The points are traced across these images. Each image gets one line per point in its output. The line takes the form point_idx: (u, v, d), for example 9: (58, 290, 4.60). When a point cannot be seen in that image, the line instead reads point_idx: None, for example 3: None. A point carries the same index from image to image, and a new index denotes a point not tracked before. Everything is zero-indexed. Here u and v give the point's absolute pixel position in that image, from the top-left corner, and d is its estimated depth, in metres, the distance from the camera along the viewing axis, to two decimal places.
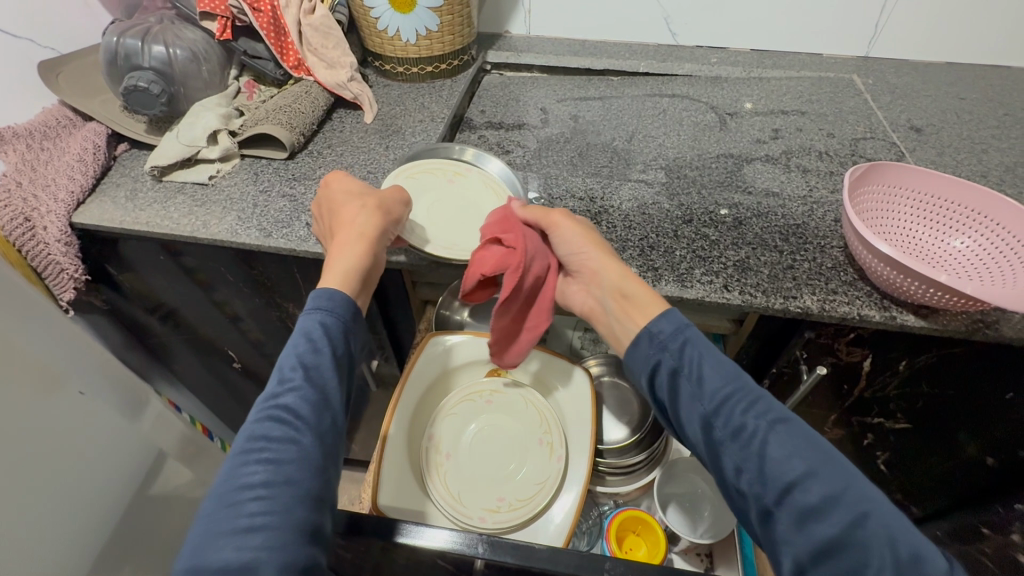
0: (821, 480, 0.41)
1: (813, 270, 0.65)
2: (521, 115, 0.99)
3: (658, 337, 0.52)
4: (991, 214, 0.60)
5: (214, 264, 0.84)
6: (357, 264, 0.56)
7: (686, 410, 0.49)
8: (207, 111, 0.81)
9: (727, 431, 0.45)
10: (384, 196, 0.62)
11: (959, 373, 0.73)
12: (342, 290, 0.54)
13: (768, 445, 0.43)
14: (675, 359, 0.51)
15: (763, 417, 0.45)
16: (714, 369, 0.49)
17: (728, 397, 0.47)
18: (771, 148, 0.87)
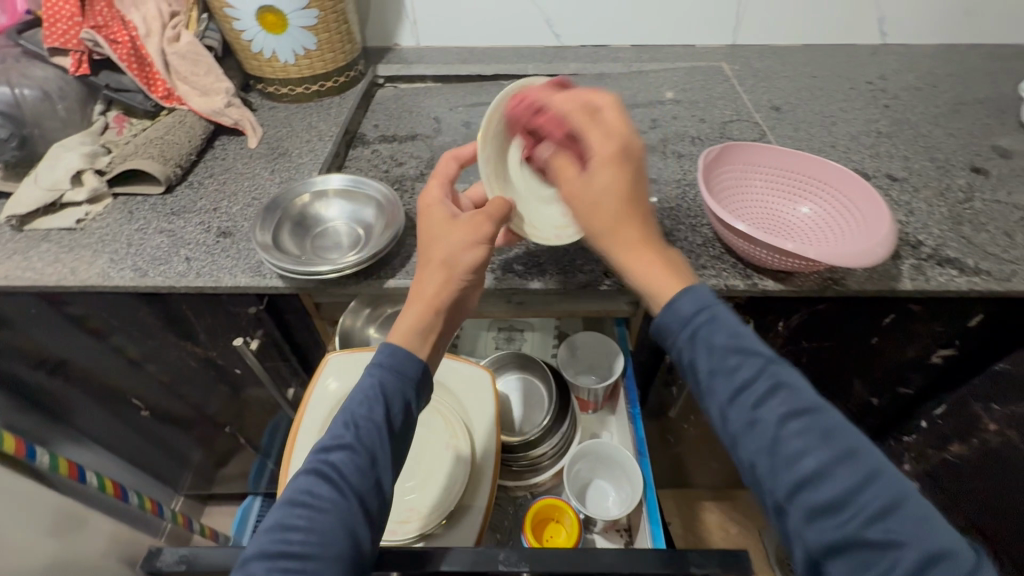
0: (842, 481, 0.35)
1: (684, 249, 0.70)
2: (415, 126, 0.99)
3: (671, 312, 0.41)
4: (835, 184, 0.67)
5: (97, 311, 0.79)
6: (421, 315, 0.50)
7: (703, 395, 0.41)
8: (68, 151, 0.76)
9: (741, 424, 0.38)
10: (463, 223, 0.53)
11: (831, 327, 0.79)
12: (400, 349, 0.49)
13: (785, 441, 0.36)
14: (684, 344, 0.41)
15: (784, 406, 0.37)
16: (732, 351, 0.39)
17: (744, 386, 0.38)
18: (650, 137, 0.91)
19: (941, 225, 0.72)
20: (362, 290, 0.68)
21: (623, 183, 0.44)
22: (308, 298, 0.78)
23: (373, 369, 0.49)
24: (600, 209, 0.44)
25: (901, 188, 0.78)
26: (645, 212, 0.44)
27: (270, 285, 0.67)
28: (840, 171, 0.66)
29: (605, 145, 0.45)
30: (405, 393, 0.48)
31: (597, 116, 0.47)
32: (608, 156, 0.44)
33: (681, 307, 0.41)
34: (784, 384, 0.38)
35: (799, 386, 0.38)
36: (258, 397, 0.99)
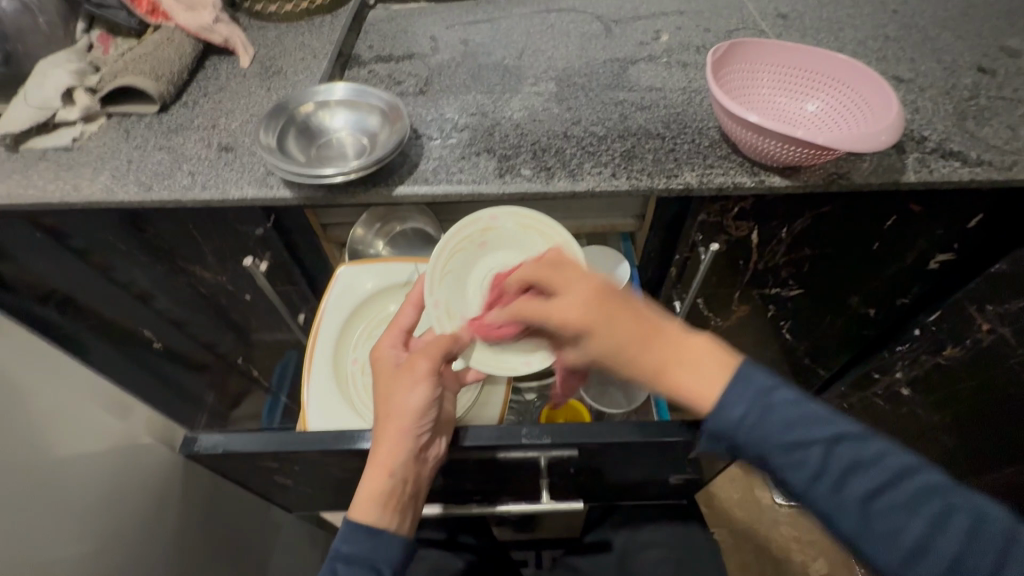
0: (946, 531, 0.40)
1: (691, 150, 0.71)
2: (410, 45, 0.92)
3: (740, 405, 0.44)
4: (852, 85, 0.67)
5: (102, 239, 0.78)
6: (375, 487, 0.51)
7: (784, 478, 0.44)
8: (56, 68, 0.74)
9: (829, 507, 0.42)
10: (407, 376, 0.54)
11: (833, 233, 0.80)
12: (361, 526, 0.51)
13: (876, 514, 0.41)
14: (742, 439, 0.44)
15: (867, 482, 0.41)
16: (797, 435, 0.43)
17: (819, 474, 0.42)
18: (654, 48, 0.88)
19: (946, 121, 0.72)
20: (370, 198, 0.68)
21: (618, 324, 0.47)
22: (315, 217, 0.84)
23: (333, 558, 0.51)
24: (608, 325, 0.47)
25: (908, 88, 0.77)
26: (653, 334, 0.47)
27: (278, 196, 0.67)
28: (859, 70, 0.66)
29: (575, 304, 0.48)
30: (376, 556, 0.51)
31: (559, 277, 0.52)
32: (575, 325, 0.48)
33: (729, 411, 0.44)
34: (869, 453, 0.42)
35: (867, 447, 0.42)
36: (266, 327, 1.00)
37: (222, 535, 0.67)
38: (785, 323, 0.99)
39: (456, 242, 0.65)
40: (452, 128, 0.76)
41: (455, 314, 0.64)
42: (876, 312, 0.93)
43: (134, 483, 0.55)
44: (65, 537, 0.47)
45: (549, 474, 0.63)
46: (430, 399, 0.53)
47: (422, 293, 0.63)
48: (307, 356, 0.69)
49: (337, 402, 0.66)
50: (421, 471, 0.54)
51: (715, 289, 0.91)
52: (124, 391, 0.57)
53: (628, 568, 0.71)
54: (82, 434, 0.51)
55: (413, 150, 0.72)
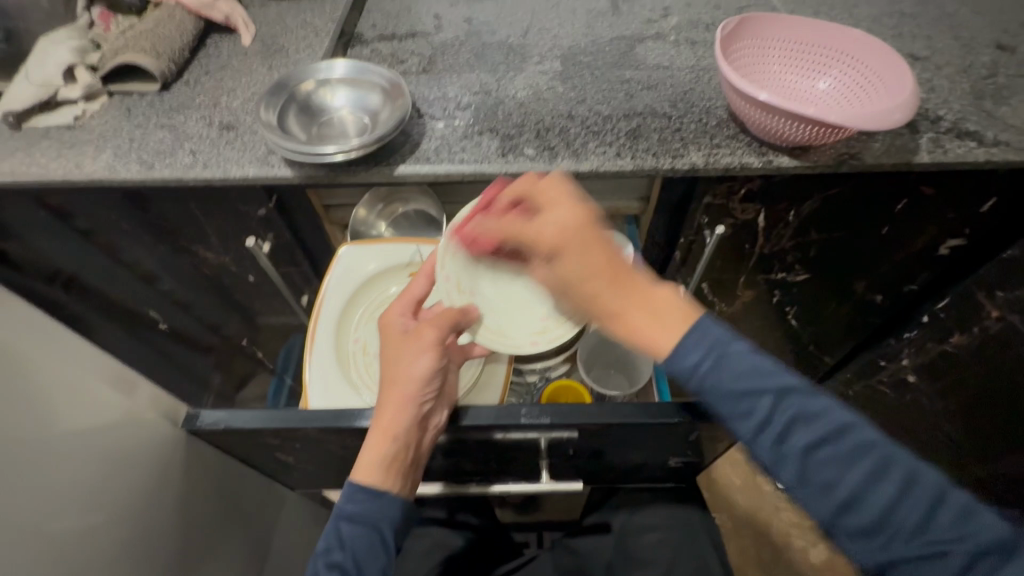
0: (883, 485, 0.39)
1: (698, 129, 0.69)
2: (414, 23, 0.90)
3: (689, 346, 0.43)
4: (867, 61, 0.66)
5: (107, 220, 0.78)
6: (380, 450, 0.51)
7: (731, 427, 0.44)
8: (56, 45, 0.74)
9: (770, 456, 0.42)
10: (416, 345, 0.55)
11: (842, 216, 0.79)
12: (366, 489, 0.51)
13: (815, 466, 0.40)
14: (697, 386, 0.44)
15: (811, 434, 0.40)
16: (749, 385, 0.42)
17: (764, 425, 0.42)
18: (662, 26, 0.86)
19: (962, 100, 0.70)
20: (372, 177, 0.68)
21: (587, 257, 0.46)
22: (317, 198, 0.85)
23: (337, 518, 0.52)
24: (590, 253, 0.47)
25: (924, 66, 0.75)
26: (620, 274, 0.46)
27: (279, 175, 0.67)
28: (874, 45, 0.65)
29: (563, 223, 0.48)
30: (379, 519, 0.52)
31: (553, 195, 0.50)
32: (550, 243, 0.48)
33: (680, 358, 0.43)
34: (816, 406, 0.41)
35: (812, 401, 0.42)
36: (270, 309, 1.00)
37: (226, 510, 0.68)
38: (791, 309, 0.98)
39: (467, 218, 0.65)
40: (455, 107, 0.75)
41: (466, 289, 0.64)
42: (885, 297, 0.92)
43: (139, 461, 0.55)
44: (73, 511, 0.48)
45: (551, 455, 0.63)
46: (435, 365, 0.55)
47: (433, 266, 0.63)
48: (310, 336, 0.69)
49: (339, 382, 0.67)
50: (426, 439, 0.54)
51: (720, 274, 0.90)
52: (126, 367, 0.57)
53: (627, 548, 0.71)
54: (86, 412, 0.51)
55: (415, 129, 0.72)
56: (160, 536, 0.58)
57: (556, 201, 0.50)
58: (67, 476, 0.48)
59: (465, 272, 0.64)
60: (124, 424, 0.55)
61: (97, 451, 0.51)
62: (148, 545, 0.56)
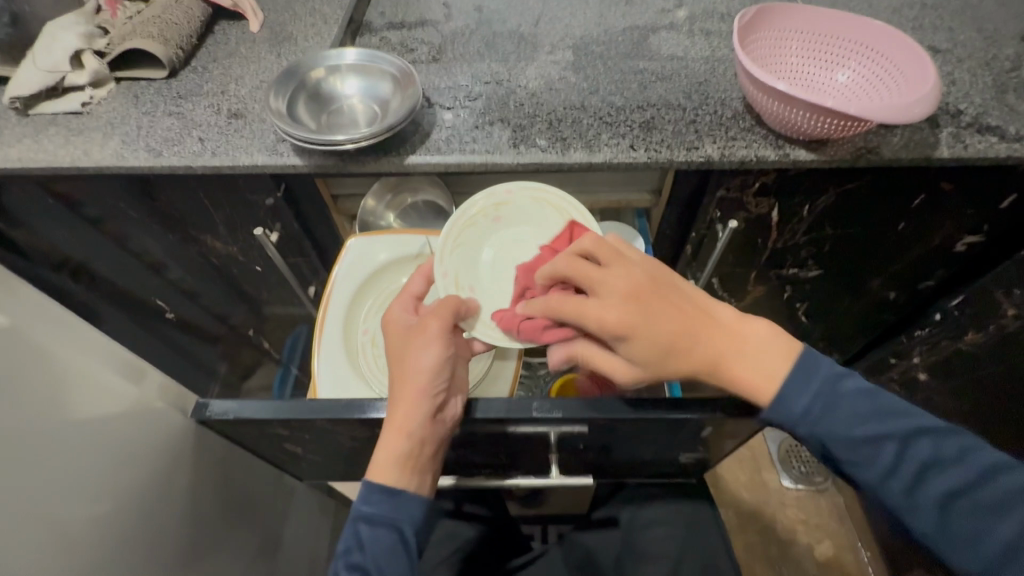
0: (1021, 528, 0.43)
1: (714, 121, 0.68)
2: (423, 11, 0.89)
3: (804, 405, 0.48)
4: (887, 52, 0.64)
5: (115, 208, 0.78)
6: (394, 447, 0.51)
7: (854, 473, 0.48)
8: (63, 30, 0.73)
9: (903, 502, 0.46)
10: (423, 340, 0.54)
11: (857, 212, 0.78)
12: (380, 487, 0.51)
13: (954, 511, 0.45)
14: (811, 430, 0.48)
15: (947, 479, 0.45)
16: (868, 431, 0.46)
17: (892, 468, 0.46)
18: (676, 16, 0.84)
19: (984, 94, 0.69)
20: (382, 167, 0.67)
21: (662, 319, 0.48)
22: (327, 189, 0.84)
23: (356, 519, 0.51)
24: (666, 325, 0.48)
25: (945, 59, 0.73)
26: (694, 323, 0.49)
27: (288, 163, 0.66)
28: (895, 36, 0.63)
29: (620, 287, 0.49)
30: (395, 516, 0.51)
31: (612, 253, 0.52)
32: (617, 327, 0.48)
33: (793, 405, 0.48)
34: (950, 448, 0.46)
35: (945, 442, 0.46)
36: (277, 299, 0.99)
37: (235, 500, 0.68)
38: (802, 305, 0.97)
39: (467, 216, 0.66)
40: (465, 96, 0.74)
41: (465, 286, 0.63)
42: (898, 294, 0.90)
43: (147, 451, 0.55)
44: (81, 500, 0.48)
45: (559, 449, 0.63)
46: (441, 358, 0.53)
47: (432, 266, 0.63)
48: (318, 327, 0.69)
49: (347, 374, 0.66)
50: (439, 437, 0.53)
51: (731, 270, 0.90)
52: (135, 354, 0.56)
53: (635, 544, 0.71)
54: (94, 402, 0.51)
55: (425, 118, 0.71)
56: (169, 525, 0.58)
57: (613, 265, 0.51)
58: (74, 465, 0.48)
59: (464, 271, 0.64)
60: (132, 414, 0.54)
61: (104, 440, 0.51)
62: (159, 535, 0.56)
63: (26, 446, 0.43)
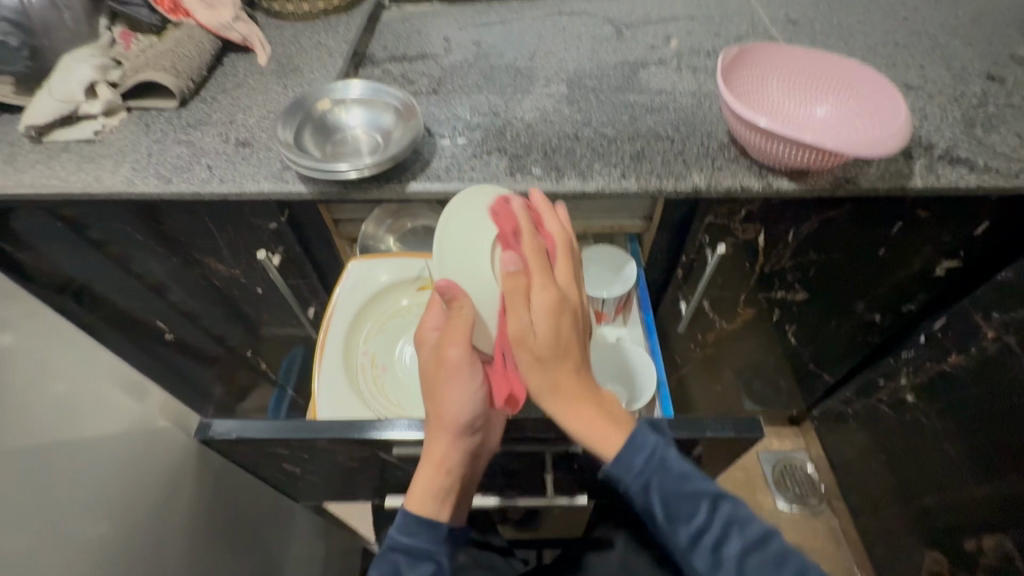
0: None
1: (701, 152, 0.72)
2: (424, 45, 0.93)
3: (631, 467, 0.48)
4: (860, 89, 0.69)
5: (120, 233, 0.80)
6: (433, 483, 0.52)
7: (670, 532, 0.49)
8: (79, 62, 0.76)
9: (706, 564, 0.47)
10: (456, 373, 0.52)
11: (840, 238, 0.81)
12: (422, 520, 0.52)
13: (750, 575, 0.46)
14: (644, 489, 0.48)
15: (740, 541, 0.47)
16: (686, 490, 0.48)
17: (703, 530, 0.47)
18: (664, 52, 0.89)
19: (954, 128, 0.73)
20: (383, 194, 0.70)
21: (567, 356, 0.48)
22: (329, 214, 0.87)
23: (391, 546, 0.51)
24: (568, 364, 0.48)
25: (917, 95, 0.78)
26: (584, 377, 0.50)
27: (294, 190, 0.68)
28: (867, 75, 0.68)
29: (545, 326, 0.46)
30: (434, 548, 0.52)
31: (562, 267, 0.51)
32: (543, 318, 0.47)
33: (632, 461, 0.48)
34: (745, 515, 0.48)
35: (741, 508, 0.49)
36: (277, 321, 1.00)
37: (233, 520, 0.69)
38: (790, 327, 0.99)
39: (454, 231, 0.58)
40: (464, 126, 0.77)
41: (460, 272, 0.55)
42: (883, 317, 0.93)
43: (149, 471, 0.56)
44: (84, 520, 0.48)
45: (554, 468, 0.64)
46: (476, 385, 0.53)
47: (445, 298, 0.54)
48: (319, 347, 0.70)
49: (346, 393, 0.68)
50: (472, 466, 0.56)
51: (720, 292, 0.92)
52: (138, 374, 0.58)
53: (632, 564, 0.71)
54: (96, 423, 0.52)
55: (425, 148, 0.74)
56: (170, 548, 0.58)
57: (551, 273, 0.48)
58: (77, 485, 0.48)
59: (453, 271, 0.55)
60: (133, 436, 0.55)
61: (106, 462, 0.52)
62: (161, 557, 0.56)
63: (29, 467, 0.44)
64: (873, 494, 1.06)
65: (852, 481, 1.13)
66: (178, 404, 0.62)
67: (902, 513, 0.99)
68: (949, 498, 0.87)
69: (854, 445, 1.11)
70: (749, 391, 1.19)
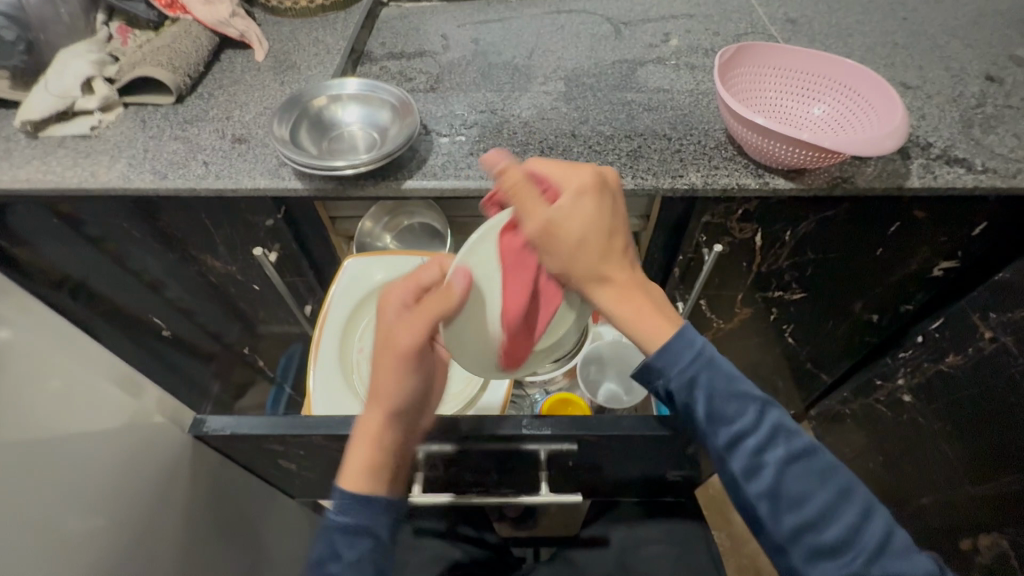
0: (844, 511, 0.45)
1: (698, 151, 0.72)
2: (422, 43, 0.93)
3: (679, 363, 0.50)
4: (857, 88, 0.69)
5: (116, 230, 0.80)
6: (370, 457, 0.50)
7: (712, 434, 0.48)
8: (76, 57, 0.76)
9: (747, 466, 0.47)
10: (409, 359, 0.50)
11: (837, 238, 0.81)
12: (355, 496, 0.49)
13: (788, 482, 0.46)
14: (689, 389, 0.49)
15: (785, 449, 0.47)
16: (733, 395, 0.48)
17: (747, 432, 0.47)
18: (663, 50, 0.89)
19: (951, 128, 0.73)
20: (380, 191, 0.70)
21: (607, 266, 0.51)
22: (325, 211, 0.87)
23: (329, 529, 0.49)
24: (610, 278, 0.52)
25: (915, 95, 0.78)
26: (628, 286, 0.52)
27: (290, 187, 0.68)
28: (864, 74, 0.67)
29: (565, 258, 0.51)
30: (371, 522, 0.49)
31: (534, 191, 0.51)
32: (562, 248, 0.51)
33: (681, 355, 0.50)
34: (791, 425, 0.48)
35: (788, 418, 0.49)
36: (274, 318, 1.00)
37: (228, 518, 0.69)
38: (788, 327, 0.99)
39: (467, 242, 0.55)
40: (460, 124, 0.77)
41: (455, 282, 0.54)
42: (879, 317, 0.93)
43: (143, 467, 0.56)
44: (77, 515, 0.48)
45: (549, 467, 0.64)
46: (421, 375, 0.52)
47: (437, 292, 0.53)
48: (315, 344, 0.70)
49: (341, 390, 0.68)
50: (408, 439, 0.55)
51: (718, 291, 0.92)
52: (134, 369, 0.58)
53: (627, 562, 0.71)
54: (90, 418, 0.51)
55: (422, 145, 0.74)
56: (166, 543, 0.58)
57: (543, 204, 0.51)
58: (71, 480, 0.48)
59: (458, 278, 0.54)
60: (129, 431, 0.55)
61: (101, 456, 0.52)
62: (156, 552, 0.56)
63: (23, 461, 0.44)
64: (869, 494, 1.06)
65: None
66: (173, 400, 0.62)
67: (898, 513, 0.99)
68: (946, 498, 0.87)
69: (850, 445, 1.11)
70: None
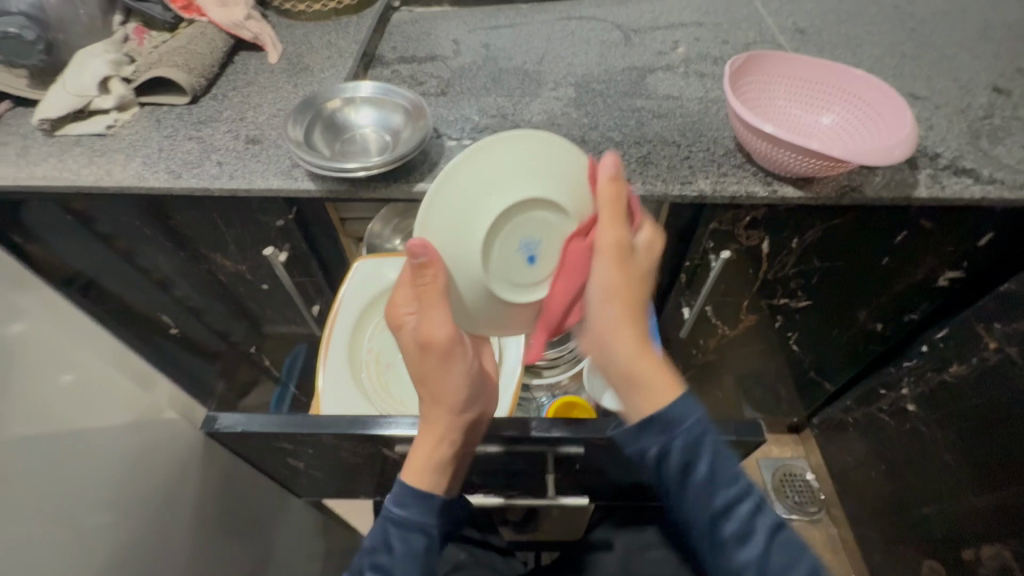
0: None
1: (707, 158, 0.72)
2: (433, 47, 0.94)
3: (677, 425, 0.48)
4: (865, 97, 0.70)
5: (129, 227, 0.80)
6: (432, 453, 0.52)
7: (709, 500, 0.47)
8: (93, 57, 0.77)
9: (739, 531, 0.47)
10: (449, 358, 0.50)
11: (843, 247, 0.81)
12: (418, 491, 0.51)
13: (774, 550, 0.47)
14: (690, 453, 0.47)
15: (772, 516, 0.48)
16: (730, 462, 0.48)
17: (741, 498, 0.47)
18: (672, 58, 0.89)
19: (959, 139, 0.73)
20: (391, 193, 0.70)
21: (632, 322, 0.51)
22: (335, 213, 0.87)
23: (385, 520, 0.51)
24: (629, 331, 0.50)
25: (923, 106, 0.78)
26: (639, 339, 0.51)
27: (302, 187, 0.69)
28: (874, 84, 0.68)
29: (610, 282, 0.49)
30: (427, 520, 0.51)
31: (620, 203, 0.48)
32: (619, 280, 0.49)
33: (686, 416, 0.48)
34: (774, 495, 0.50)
35: None
36: (280, 318, 1.01)
37: (236, 515, 0.69)
38: (793, 335, 0.99)
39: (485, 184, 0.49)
40: (471, 128, 0.78)
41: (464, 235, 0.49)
42: (884, 326, 0.93)
43: (152, 460, 0.56)
44: (88, 506, 0.49)
45: (556, 469, 0.64)
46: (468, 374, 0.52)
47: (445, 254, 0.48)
48: (324, 344, 0.71)
49: (350, 390, 0.68)
50: (469, 426, 0.55)
51: (723, 298, 0.93)
52: (148, 364, 0.59)
53: (631, 568, 0.71)
54: (104, 410, 0.52)
55: (433, 149, 0.74)
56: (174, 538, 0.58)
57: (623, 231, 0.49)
58: (83, 470, 0.49)
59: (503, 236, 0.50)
60: (140, 424, 0.56)
61: (113, 448, 0.52)
62: (164, 546, 0.56)
63: (35, 451, 0.45)
64: (874, 503, 1.06)
65: (852, 491, 1.12)
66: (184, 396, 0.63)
67: (902, 523, 0.98)
68: (950, 509, 0.87)
69: (854, 454, 1.10)
70: (751, 398, 1.18)
